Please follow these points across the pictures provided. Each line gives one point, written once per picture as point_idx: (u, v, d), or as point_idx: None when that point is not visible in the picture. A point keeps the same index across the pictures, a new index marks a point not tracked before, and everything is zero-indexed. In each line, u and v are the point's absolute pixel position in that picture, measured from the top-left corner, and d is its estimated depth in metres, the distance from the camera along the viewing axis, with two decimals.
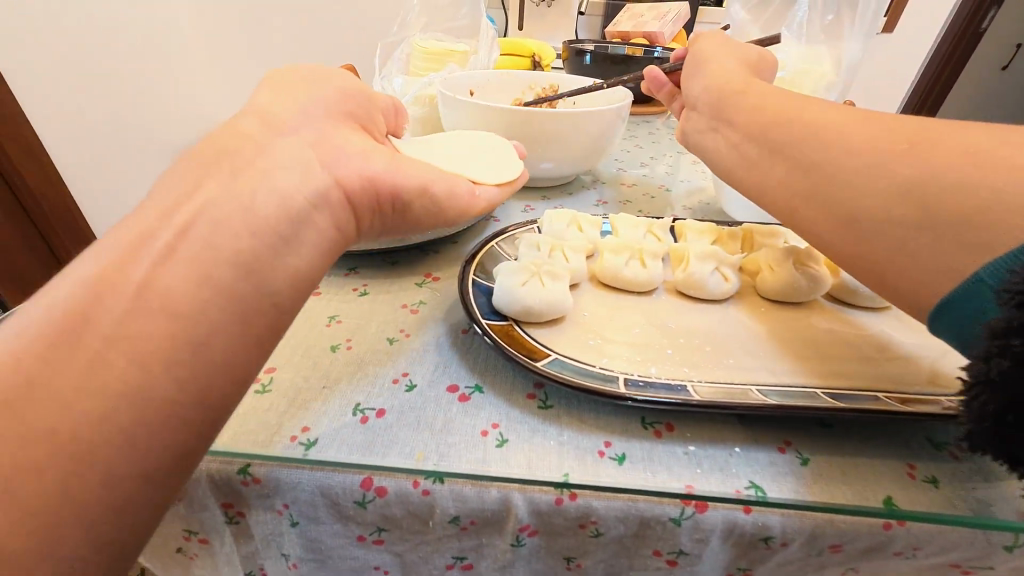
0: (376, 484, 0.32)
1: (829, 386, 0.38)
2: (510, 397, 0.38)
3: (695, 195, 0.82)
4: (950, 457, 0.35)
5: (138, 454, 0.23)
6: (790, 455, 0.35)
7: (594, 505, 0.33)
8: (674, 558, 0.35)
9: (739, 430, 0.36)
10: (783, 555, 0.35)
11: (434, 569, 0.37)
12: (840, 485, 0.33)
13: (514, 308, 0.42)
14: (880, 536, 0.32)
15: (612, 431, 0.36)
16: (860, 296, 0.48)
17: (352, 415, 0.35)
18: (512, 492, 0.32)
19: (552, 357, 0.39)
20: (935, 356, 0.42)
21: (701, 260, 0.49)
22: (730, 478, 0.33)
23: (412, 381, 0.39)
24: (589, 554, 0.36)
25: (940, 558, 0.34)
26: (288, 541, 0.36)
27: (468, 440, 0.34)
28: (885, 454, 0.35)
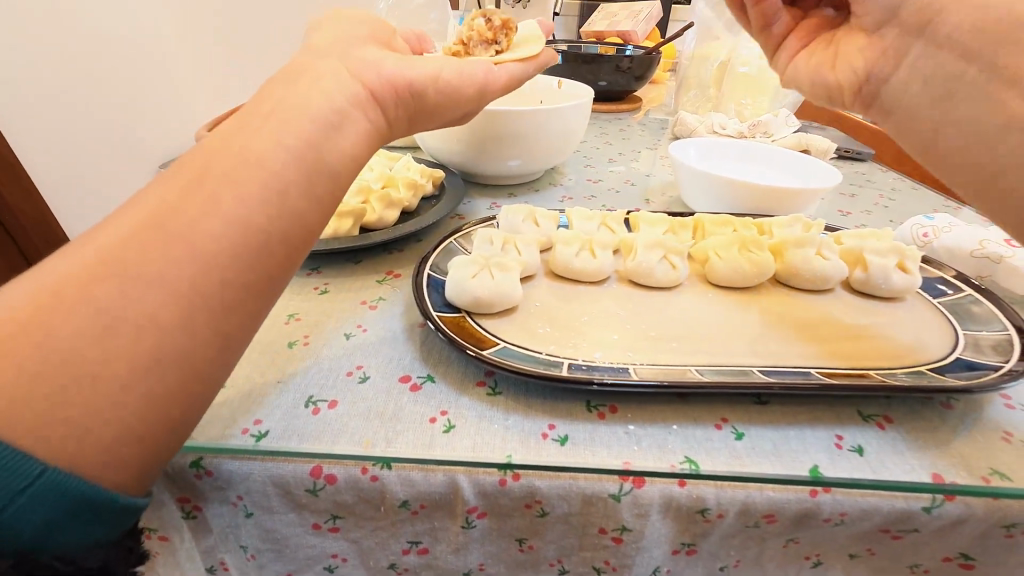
0: (325, 472, 0.34)
1: (764, 364, 0.40)
2: (461, 385, 0.39)
3: (659, 190, 0.84)
4: (876, 428, 0.37)
5: (153, 427, 0.26)
6: (726, 431, 0.36)
7: (538, 484, 0.34)
8: (620, 535, 0.37)
9: (678, 408, 0.38)
10: (722, 528, 0.37)
11: (391, 554, 0.39)
12: (770, 456, 0.34)
13: (463, 299, 0.43)
14: (808, 502, 0.34)
15: (557, 415, 0.37)
16: (801, 280, 0.50)
17: (305, 407, 0.36)
18: (458, 475, 0.34)
19: (500, 345, 0.40)
20: (869, 335, 0.44)
21: (650, 249, 0.51)
22: (667, 454, 0.34)
23: (365, 373, 0.40)
24: (539, 535, 0.37)
25: (867, 524, 0.36)
26: (245, 532, 0.37)
27: (416, 426, 0.35)
28: (815, 427, 0.37)
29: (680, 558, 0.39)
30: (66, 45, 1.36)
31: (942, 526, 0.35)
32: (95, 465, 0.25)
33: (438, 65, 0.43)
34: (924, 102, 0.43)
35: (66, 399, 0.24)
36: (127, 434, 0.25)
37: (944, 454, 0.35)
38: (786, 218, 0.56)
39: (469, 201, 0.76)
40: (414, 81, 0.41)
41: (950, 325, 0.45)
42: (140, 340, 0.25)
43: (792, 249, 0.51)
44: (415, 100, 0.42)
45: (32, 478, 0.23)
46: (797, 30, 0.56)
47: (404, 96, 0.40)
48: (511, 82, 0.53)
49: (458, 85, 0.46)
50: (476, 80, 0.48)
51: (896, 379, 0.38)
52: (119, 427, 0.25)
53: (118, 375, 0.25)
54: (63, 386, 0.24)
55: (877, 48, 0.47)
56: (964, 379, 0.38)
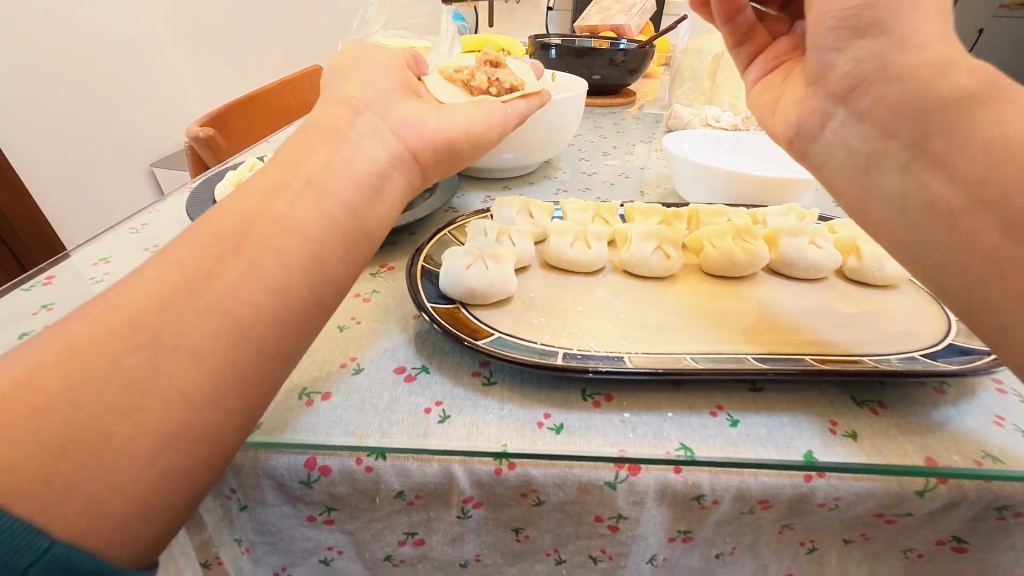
0: (319, 463, 0.34)
1: (759, 352, 0.41)
2: (455, 375, 0.39)
3: (654, 183, 0.84)
4: (870, 413, 0.37)
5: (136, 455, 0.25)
6: (720, 418, 0.36)
7: (533, 473, 0.34)
8: (616, 523, 0.37)
9: (673, 396, 0.38)
10: (718, 515, 0.37)
11: (387, 546, 0.38)
12: (764, 442, 0.34)
13: (457, 290, 0.43)
14: (803, 488, 0.35)
15: (553, 404, 0.37)
16: (795, 269, 0.50)
17: (299, 398, 0.36)
18: (453, 465, 0.34)
19: (495, 335, 0.40)
20: (864, 322, 0.44)
21: (645, 238, 0.51)
22: (662, 441, 0.34)
23: (359, 365, 0.40)
24: (535, 524, 0.37)
25: (860, 509, 0.36)
26: (241, 525, 0.37)
27: (411, 417, 0.35)
28: (809, 413, 0.37)
29: (676, 546, 0.39)
30: (66, 45, 1.45)
31: (936, 509, 0.35)
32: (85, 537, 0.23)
33: (469, 118, 0.47)
34: (851, 170, 0.37)
35: (55, 438, 0.23)
36: (112, 491, 0.24)
37: (937, 439, 0.35)
38: (779, 208, 0.56)
39: (464, 194, 0.76)
40: (451, 139, 0.45)
41: (943, 311, 0.45)
42: (122, 379, 0.25)
43: (787, 238, 0.51)
44: (450, 156, 0.45)
45: (38, 553, 0.22)
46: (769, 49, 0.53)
47: (442, 152, 0.44)
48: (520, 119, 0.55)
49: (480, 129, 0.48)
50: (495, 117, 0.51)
51: (888, 365, 0.38)
52: (107, 484, 0.24)
53: (107, 417, 0.24)
54: (46, 421, 0.23)
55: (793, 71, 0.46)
56: (956, 363, 0.38)
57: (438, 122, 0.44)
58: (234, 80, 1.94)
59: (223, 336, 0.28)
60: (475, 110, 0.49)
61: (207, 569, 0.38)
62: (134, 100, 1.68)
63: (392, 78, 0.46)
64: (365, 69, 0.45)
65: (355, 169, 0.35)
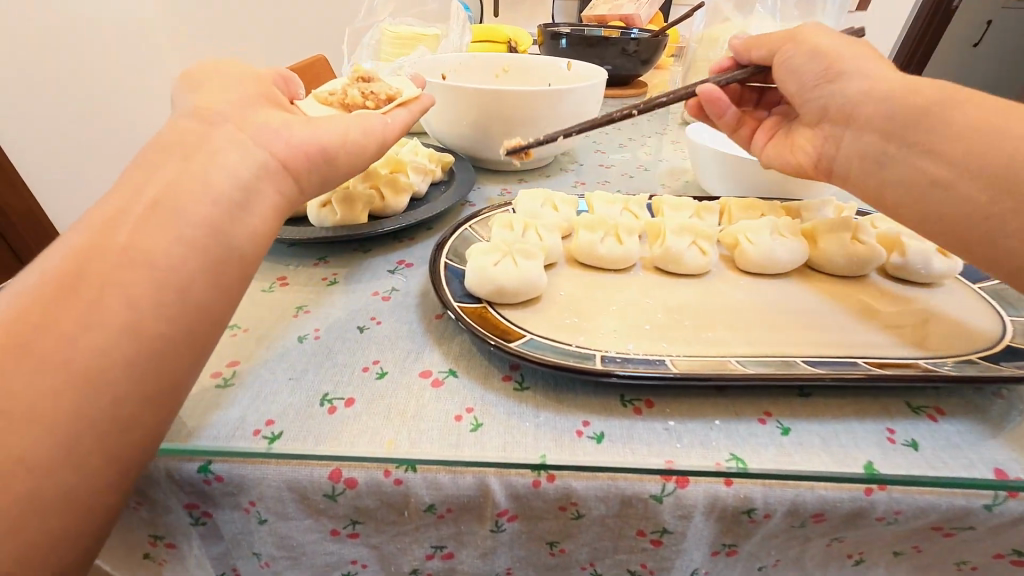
0: (345, 476, 0.31)
1: (807, 354, 0.38)
2: (485, 380, 0.37)
3: (673, 175, 0.81)
4: (928, 420, 0.35)
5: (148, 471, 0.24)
6: (771, 426, 0.34)
7: (573, 486, 0.32)
8: (658, 537, 0.35)
9: (717, 402, 0.36)
10: (768, 528, 0.34)
11: (414, 560, 0.36)
12: (820, 452, 0.32)
13: (485, 288, 0.41)
14: (861, 501, 0.32)
15: (591, 411, 0.34)
16: (836, 266, 0.48)
17: (320, 406, 0.34)
18: (488, 476, 0.32)
19: (526, 337, 0.38)
20: (913, 323, 0.42)
21: (679, 234, 0.48)
22: (711, 451, 0.32)
23: (382, 369, 0.37)
24: (572, 538, 0.35)
25: (919, 522, 0.34)
26: (260, 539, 0.35)
27: (440, 425, 0.33)
28: (864, 420, 0.35)
29: (719, 559, 0.37)
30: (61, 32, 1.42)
31: (1001, 523, 0.33)
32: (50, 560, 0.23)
33: (345, 125, 0.43)
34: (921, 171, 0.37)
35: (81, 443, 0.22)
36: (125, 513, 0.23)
37: (1004, 449, 0.32)
38: (818, 201, 0.53)
39: (479, 187, 0.73)
40: (325, 130, 0.39)
41: (997, 310, 0.43)
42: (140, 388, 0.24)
43: (827, 234, 0.49)
44: (326, 165, 0.40)
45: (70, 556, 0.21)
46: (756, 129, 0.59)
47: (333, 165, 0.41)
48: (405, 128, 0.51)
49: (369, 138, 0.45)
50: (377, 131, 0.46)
51: (947, 369, 0.36)
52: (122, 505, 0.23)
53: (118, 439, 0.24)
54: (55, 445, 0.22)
55: (820, 137, 0.48)
56: (1020, 368, 0.36)
57: (299, 126, 0.39)
58: None
59: (168, 360, 0.28)
60: (346, 118, 0.44)
61: None
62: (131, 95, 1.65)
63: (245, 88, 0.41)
64: (217, 82, 0.40)
65: (267, 187, 0.34)
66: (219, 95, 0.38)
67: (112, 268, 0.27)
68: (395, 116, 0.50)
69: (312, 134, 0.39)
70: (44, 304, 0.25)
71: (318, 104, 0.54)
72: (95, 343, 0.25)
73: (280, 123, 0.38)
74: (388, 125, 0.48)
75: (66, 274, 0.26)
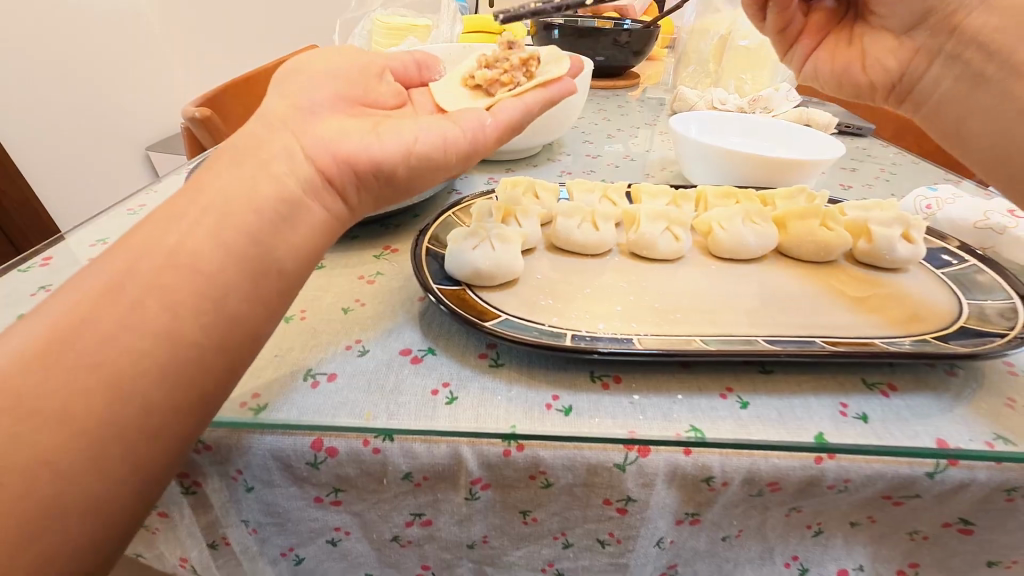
0: (326, 444, 0.33)
1: (769, 334, 0.40)
2: (462, 357, 0.39)
3: (659, 165, 0.83)
4: (881, 395, 0.36)
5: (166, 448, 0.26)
6: (731, 400, 0.36)
7: (541, 455, 0.34)
8: (624, 506, 0.37)
9: (682, 378, 0.37)
10: (727, 496, 0.36)
11: (394, 527, 0.38)
12: (775, 424, 0.34)
13: (464, 271, 0.43)
14: (813, 469, 0.34)
15: (561, 385, 0.36)
16: (804, 250, 0.50)
17: (305, 380, 0.36)
18: (462, 446, 0.34)
19: (502, 317, 0.39)
20: (873, 306, 0.44)
21: (652, 220, 0.50)
22: (672, 423, 0.34)
23: (364, 347, 0.39)
24: (543, 507, 0.37)
25: (869, 491, 0.36)
26: (247, 506, 0.36)
27: (417, 398, 0.35)
28: (820, 395, 0.36)
29: (684, 528, 0.39)
30: (57, 29, 1.43)
31: (945, 491, 0.35)
32: (65, 564, 0.25)
33: (413, 135, 0.39)
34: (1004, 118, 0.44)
35: None
36: None
37: (947, 420, 0.35)
38: (790, 189, 0.55)
39: (467, 176, 0.74)
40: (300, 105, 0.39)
41: (954, 294, 0.44)
42: None
43: (796, 221, 0.51)
44: (380, 181, 0.38)
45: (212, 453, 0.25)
46: (808, 29, 0.60)
47: (387, 177, 0.39)
48: (512, 126, 0.46)
49: (442, 149, 0.40)
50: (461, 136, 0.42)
51: (900, 347, 0.38)
52: None
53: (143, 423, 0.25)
54: None
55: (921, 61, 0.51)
56: (968, 346, 0.37)
57: (367, 138, 0.37)
58: (230, 64, 1.91)
59: (205, 361, 0.28)
60: (423, 124, 0.41)
61: (216, 550, 0.38)
62: (128, 89, 1.66)
63: (305, 80, 0.40)
64: (304, 75, 0.41)
65: (315, 204, 0.34)
66: (295, 91, 0.39)
67: (138, 261, 0.28)
68: (501, 111, 0.46)
69: (370, 147, 0.37)
70: (99, 299, 0.27)
71: (457, 84, 0.58)
72: (134, 340, 0.26)
73: (341, 131, 0.37)
74: (476, 130, 0.43)
75: (107, 266, 0.28)
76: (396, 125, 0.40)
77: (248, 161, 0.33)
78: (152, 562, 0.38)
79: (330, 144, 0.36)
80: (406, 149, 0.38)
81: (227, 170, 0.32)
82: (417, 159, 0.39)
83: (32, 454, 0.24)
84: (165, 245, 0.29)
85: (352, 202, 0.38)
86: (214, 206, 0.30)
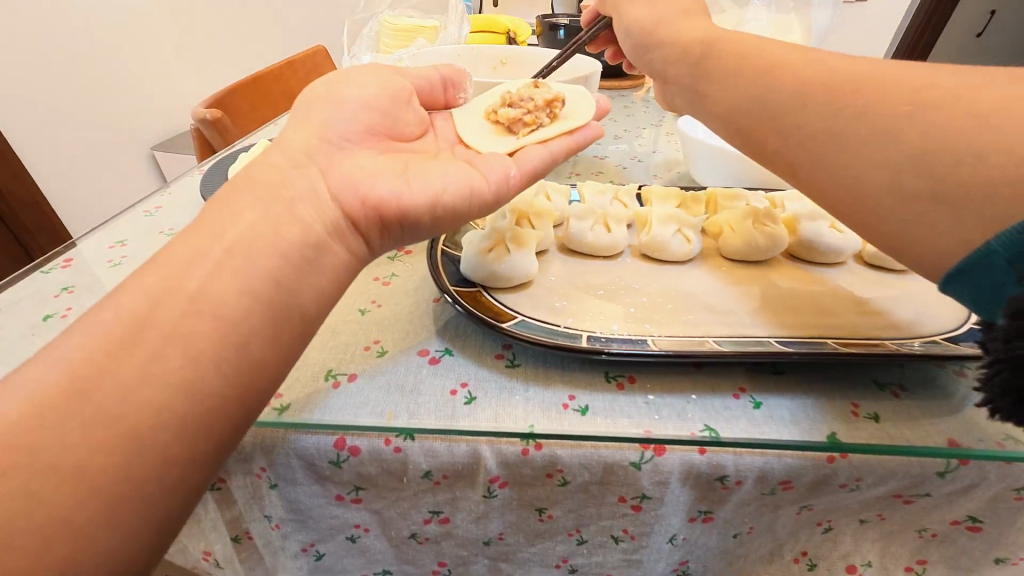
0: (349, 443, 0.34)
1: (780, 335, 0.41)
2: (479, 358, 0.39)
3: (667, 166, 0.83)
4: (891, 396, 0.37)
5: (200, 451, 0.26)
6: (743, 400, 0.37)
7: (558, 454, 0.34)
8: (638, 503, 0.37)
9: (696, 378, 0.38)
10: (739, 495, 0.37)
11: (413, 524, 0.39)
12: (788, 425, 0.35)
13: (480, 273, 0.43)
14: (825, 468, 0.35)
15: (577, 386, 0.37)
16: (814, 252, 0.50)
17: (326, 380, 0.36)
18: (480, 445, 0.34)
19: (518, 318, 0.40)
20: (883, 306, 0.45)
21: (663, 222, 0.51)
22: (687, 423, 0.34)
23: (383, 347, 0.40)
24: (558, 504, 0.38)
25: (880, 489, 0.36)
26: (270, 503, 0.37)
27: (437, 398, 0.35)
28: (831, 396, 0.37)
29: (696, 526, 0.40)
30: (64, 32, 1.43)
31: (955, 490, 0.36)
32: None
33: (439, 184, 0.38)
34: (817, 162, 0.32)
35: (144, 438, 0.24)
36: None
37: (959, 421, 0.35)
38: (799, 192, 0.56)
39: None
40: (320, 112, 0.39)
41: None
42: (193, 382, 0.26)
43: (806, 222, 0.51)
44: (404, 228, 0.37)
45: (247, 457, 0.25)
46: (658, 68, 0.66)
47: (411, 226, 0.37)
48: (535, 171, 0.45)
49: (466, 201, 0.39)
50: (488, 186, 0.41)
51: (910, 348, 0.38)
52: None
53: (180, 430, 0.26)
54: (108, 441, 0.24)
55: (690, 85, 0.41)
56: (979, 347, 0.38)
57: (395, 182, 0.37)
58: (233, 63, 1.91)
59: None
60: (449, 172, 0.40)
61: (238, 544, 0.39)
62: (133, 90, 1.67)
63: (323, 109, 0.40)
64: (337, 104, 0.41)
65: (338, 245, 0.34)
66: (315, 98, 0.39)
67: (159, 292, 0.28)
68: (524, 160, 0.45)
69: (396, 193, 0.36)
70: (121, 331, 0.26)
71: (481, 117, 0.58)
72: (143, 384, 0.25)
73: (369, 172, 0.37)
74: (501, 181, 0.41)
75: (138, 276, 0.29)
76: (416, 169, 0.40)
77: (265, 179, 0.33)
78: (175, 557, 0.38)
79: (359, 187, 0.35)
80: (431, 200, 0.37)
81: (246, 203, 0.32)
82: (443, 209, 0.38)
83: (58, 494, 0.23)
84: (188, 288, 0.28)
85: (374, 245, 0.37)
86: (241, 215, 0.31)
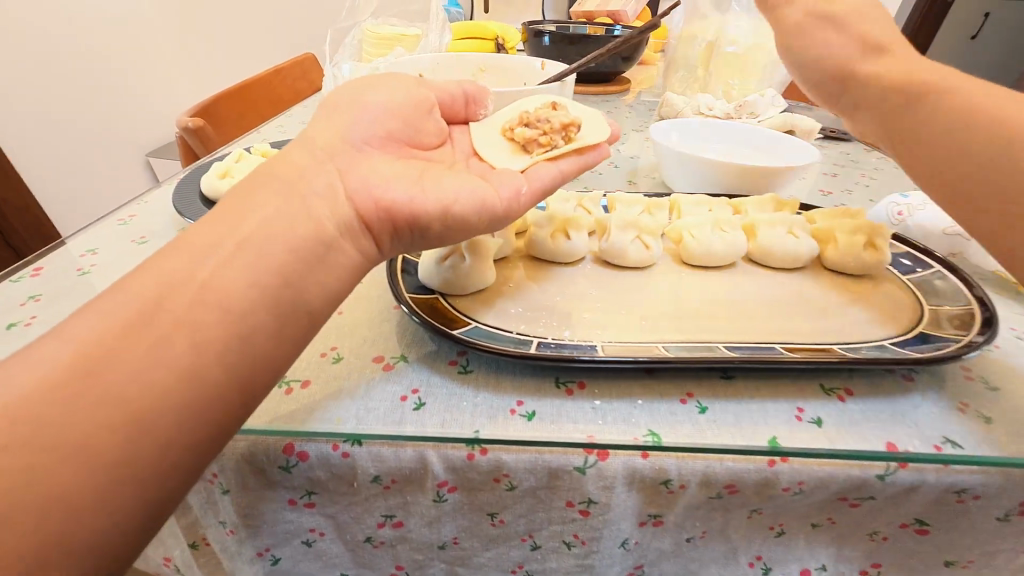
0: (298, 449, 0.35)
1: (730, 340, 0.41)
2: (432, 364, 0.40)
3: (644, 172, 0.84)
4: (836, 400, 0.38)
5: None
6: (690, 404, 0.37)
7: (504, 458, 0.35)
8: (587, 508, 0.38)
9: (645, 383, 0.39)
10: (687, 498, 0.38)
11: (367, 528, 0.40)
12: (730, 429, 0.35)
13: (435, 281, 0.44)
14: (765, 472, 0.36)
15: (526, 391, 0.38)
16: (773, 258, 0.51)
17: (278, 387, 0.37)
18: (427, 450, 0.35)
19: (471, 325, 0.41)
20: (836, 312, 0.45)
21: (623, 229, 0.51)
22: (631, 427, 0.35)
23: (338, 354, 0.41)
24: (508, 509, 0.38)
25: (824, 492, 0.37)
26: (224, 507, 0.38)
27: (387, 404, 0.36)
28: (777, 401, 0.38)
29: (648, 530, 0.40)
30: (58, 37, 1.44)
31: (896, 493, 0.37)
32: None
33: (453, 193, 0.38)
34: None
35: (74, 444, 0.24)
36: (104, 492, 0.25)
37: (899, 424, 0.36)
38: (761, 198, 0.57)
39: None
40: None
41: (915, 300, 0.46)
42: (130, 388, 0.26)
43: (764, 229, 0.52)
44: (414, 233, 0.38)
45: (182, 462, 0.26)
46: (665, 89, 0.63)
47: (418, 232, 0.38)
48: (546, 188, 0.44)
49: (480, 211, 0.39)
50: (500, 198, 0.40)
51: (856, 353, 0.39)
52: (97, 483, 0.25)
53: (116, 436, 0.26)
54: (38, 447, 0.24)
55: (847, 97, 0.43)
56: (924, 352, 0.39)
57: (411, 187, 0.37)
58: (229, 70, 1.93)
59: None
60: (462, 182, 0.39)
61: (195, 550, 0.39)
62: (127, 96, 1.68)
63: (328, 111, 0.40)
64: (336, 106, 0.40)
65: (344, 243, 0.34)
66: None
67: (140, 287, 0.28)
68: (535, 178, 0.45)
69: (409, 198, 0.36)
70: (75, 335, 0.26)
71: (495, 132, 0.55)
72: (125, 380, 0.25)
73: (385, 176, 0.37)
74: (512, 197, 0.41)
75: None
76: (431, 176, 0.40)
77: None
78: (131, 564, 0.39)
79: (372, 188, 0.36)
80: (444, 206, 0.37)
81: None
82: (454, 219, 0.38)
83: None
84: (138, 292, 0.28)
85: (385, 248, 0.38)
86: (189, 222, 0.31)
